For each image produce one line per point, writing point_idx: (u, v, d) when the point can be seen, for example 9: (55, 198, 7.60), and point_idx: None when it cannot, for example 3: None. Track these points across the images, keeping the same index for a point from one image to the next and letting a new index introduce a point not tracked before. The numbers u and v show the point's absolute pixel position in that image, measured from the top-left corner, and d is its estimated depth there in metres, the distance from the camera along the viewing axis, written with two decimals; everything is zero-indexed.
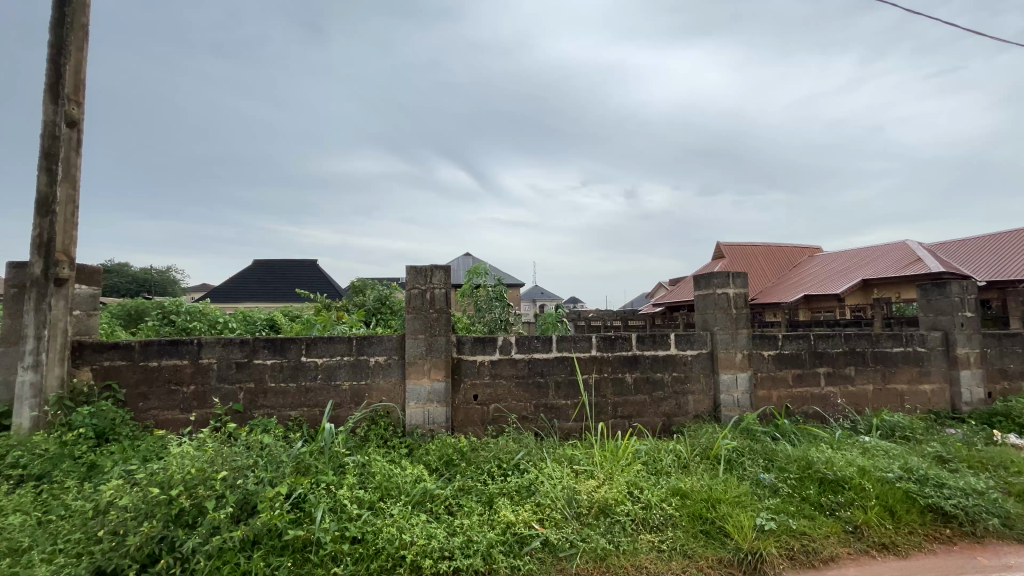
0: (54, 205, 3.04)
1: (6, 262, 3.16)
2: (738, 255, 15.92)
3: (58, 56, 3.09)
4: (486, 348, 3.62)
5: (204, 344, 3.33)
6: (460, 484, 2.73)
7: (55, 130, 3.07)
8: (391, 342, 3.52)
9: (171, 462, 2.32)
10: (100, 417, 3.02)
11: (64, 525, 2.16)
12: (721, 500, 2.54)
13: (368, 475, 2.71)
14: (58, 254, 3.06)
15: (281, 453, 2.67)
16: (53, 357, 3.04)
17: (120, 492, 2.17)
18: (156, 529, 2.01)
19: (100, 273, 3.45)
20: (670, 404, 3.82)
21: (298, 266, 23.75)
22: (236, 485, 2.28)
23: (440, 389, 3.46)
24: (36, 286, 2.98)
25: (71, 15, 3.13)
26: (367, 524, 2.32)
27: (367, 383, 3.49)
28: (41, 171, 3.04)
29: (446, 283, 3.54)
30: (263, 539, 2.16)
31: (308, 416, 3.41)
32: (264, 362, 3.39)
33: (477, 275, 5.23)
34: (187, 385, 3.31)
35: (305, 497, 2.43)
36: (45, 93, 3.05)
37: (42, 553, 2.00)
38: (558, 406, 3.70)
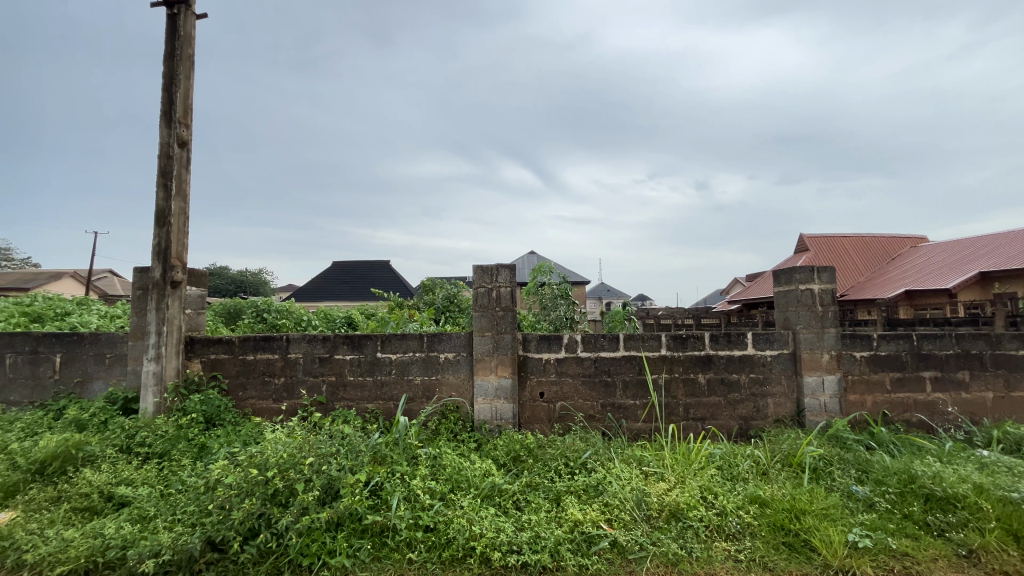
0: (170, 217, 3.45)
1: (133, 268, 3.64)
2: (825, 247, 14.65)
3: (171, 86, 3.49)
4: (551, 346, 3.63)
5: (292, 340, 3.63)
6: (527, 481, 2.77)
7: (170, 151, 3.48)
8: (459, 339, 3.63)
9: (267, 447, 2.55)
10: (208, 403, 3.40)
11: (180, 498, 2.45)
12: (806, 512, 2.37)
13: (439, 467, 2.82)
14: (174, 259, 3.47)
15: (360, 442, 2.85)
16: (171, 350, 3.46)
17: (225, 471, 2.43)
18: (256, 507, 2.23)
19: (206, 276, 3.87)
20: (747, 407, 3.61)
21: (372, 267, 25.11)
22: (322, 470, 2.46)
23: (507, 385, 3.53)
24: (157, 288, 3.40)
25: (180, 47, 3.52)
26: (439, 514, 2.41)
27: (438, 378, 3.63)
28: (160, 188, 3.46)
29: (511, 282, 3.59)
30: (346, 521, 2.32)
31: (383, 409, 3.61)
32: (344, 357, 3.63)
33: (542, 273, 5.23)
34: (278, 377, 3.63)
35: (382, 484, 2.57)
36: (161, 119, 3.47)
37: (164, 522, 2.29)
38: (626, 406, 3.63)
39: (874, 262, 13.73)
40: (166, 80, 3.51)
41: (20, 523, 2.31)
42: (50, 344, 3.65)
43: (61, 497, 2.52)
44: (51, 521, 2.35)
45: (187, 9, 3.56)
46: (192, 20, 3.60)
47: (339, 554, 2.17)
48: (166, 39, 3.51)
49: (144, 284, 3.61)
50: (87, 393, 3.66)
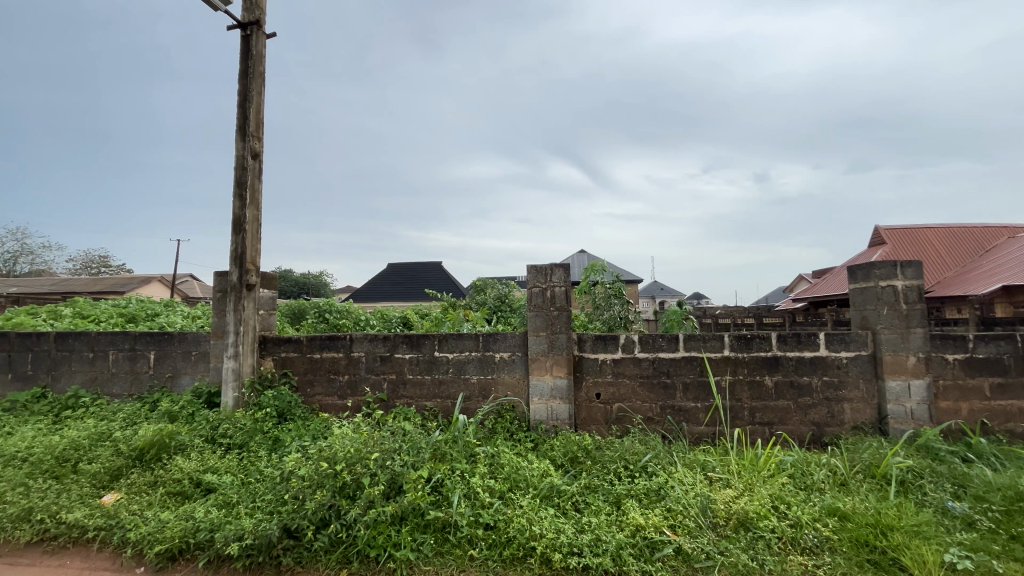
0: (245, 224, 3.70)
1: (214, 272, 3.94)
2: (904, 240, 13.48)
3: (245, 103, 3.75)
4: (607, 346, 3.57)
5: (355, 339, 3.79)
6: (586, 483, 2.73)
7: (245, 163, 3.73)
8: (514, 339, 3.64)
9: (335, 442, 2.68)
10: (280, 399, 3.62)
11: (259, 487, 2.62)
12: (893, 528, 2.18)
13: (498, 465, 2.85)
14: (249, 264, 3.72)
15: (421, 440, 2.92)
16: (247, 348, 3.71)
17: (298, 463, 2.58)
18: (327, 498, 2.35)
19: (276, 279, 4.11)
20: (821, 412, 3.38)
21: (424, 267, 25.83)
22: (386, 465, 2.55)
23: (562, 386, 3.51)
24: (234, 291, 3.66)
25: (252, 66, 3.77)
26: (499, 513, 2.43)
27: (494, 377, 3.66)
28: (236, 198, 3.72)
29: (566, 281, 3.56)
30: (409, 516, 2.38)
31: (441, 407, 3.69)
32: (403, 356, 3.75)
33: (595, 272, 5.12)
34: (342, 375, 3.80)
35: (442, 481, 2.62)
36: (237, 134, 3.73)
37: (245, 508, 2.45)
38: (687, 409, 3.50)
39: (965, 255, 12.46)
40: (240, 97, 3.77)
41: (124, 504, 2.56)
42: (145, 342, 4.02)
43: (157, 481, 2.77)
44: (149, 503, 2.58)
45: (259, 30, 3.80)
46: (263, 40, 3.83)
47: (404, 547, 2.24)
48: (241, 59, 3.77)
49: (223, 287, 3.90)
50: (176, 387, 4.00)
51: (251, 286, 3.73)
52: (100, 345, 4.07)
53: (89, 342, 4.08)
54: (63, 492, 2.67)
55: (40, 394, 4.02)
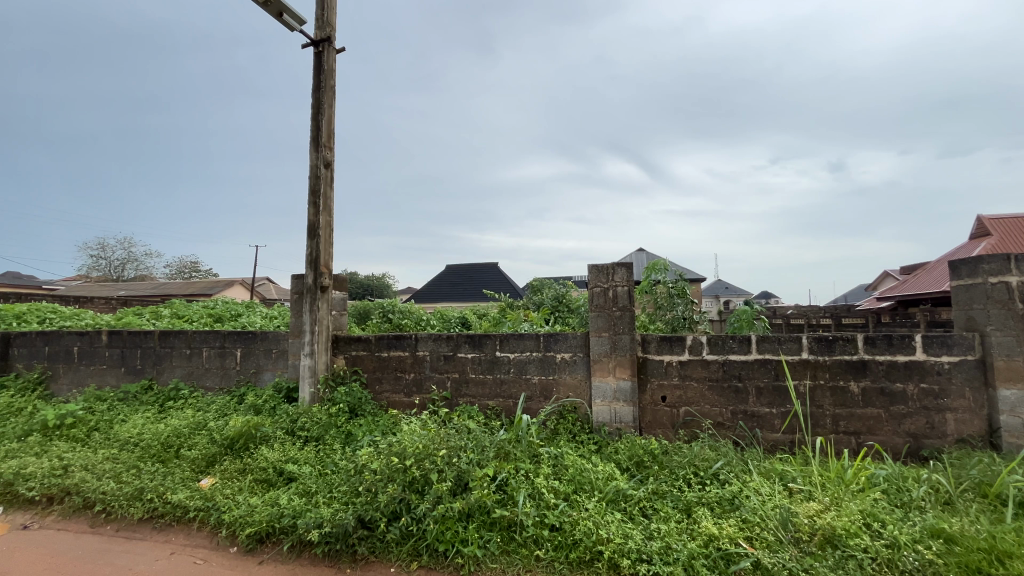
0: (319, 230, 3.93)
1: (292, 275, 4.22)
2: (1013, 231, 11.98)
3: (318, 115, 3.98)
4: (673, 348, 3.44)
5: (420, 339, 3.91)
6: (654, 488, 2.65)
7: (318, 172, 3.96)
8: (576, 340, 3.61)
9: (404, 438, 2.78)
10: (352, 395, 3.81)
11: (335, 478, 2.77)
12: (1012, 556, 1.94)
13: (562, 466, 2.84)
14: (323, 267, 3.94)
15: (486, 438, 2.97)
16: (321, 347, 3.93)
17: (371, 457, 2.70)
18: (398, 492, 2.44)
19: (346, 282, 4.33)
20: (917, 422, 3.07)
21: (481, 268, 26.25)
22: (453, 462, 2.61)
23: (626, 388, 3.43)
24: (310, 292, 3.89)
25: (324, 80, 3.99)
26: (565, 515, 2.41)
27: (555, 378, 3.65)
28: (311, 205, 3.96)
29: (629, 280, 3.47)
30: (475, 513, 2.42)
31: (503, 406, 3.72)
32: (466, 356, 3.82)
33: (656, 271, 4.94)
34: (408, 373, 3.93)
35: (507, 480, 2.64)
36: (311, 145, 3.97)
37: (323, 498, 2.60)
38: (761, 414, 3.30)
39: None
40: (314, 109, 4.00)
41: (219, 488, 2.79)
42: (233, 340, 4.37)
43: (246, 469, 3.00)
44: (240, 489, 2.80)
45: (330, 46, 4.02)
46: (333, 54, 4.05)
47: (471, 544, 2.27)
48: (314, 74, 4.00)
49: (300, 289, 4.16)
50: (260, 382, 4.32)
51: (324, 287, 3.96)
52: (196, 342, 4.47)
53: (186, 340, 4.49)
54: (168, 475, 2.97)
55: (147, 385, 4.49)
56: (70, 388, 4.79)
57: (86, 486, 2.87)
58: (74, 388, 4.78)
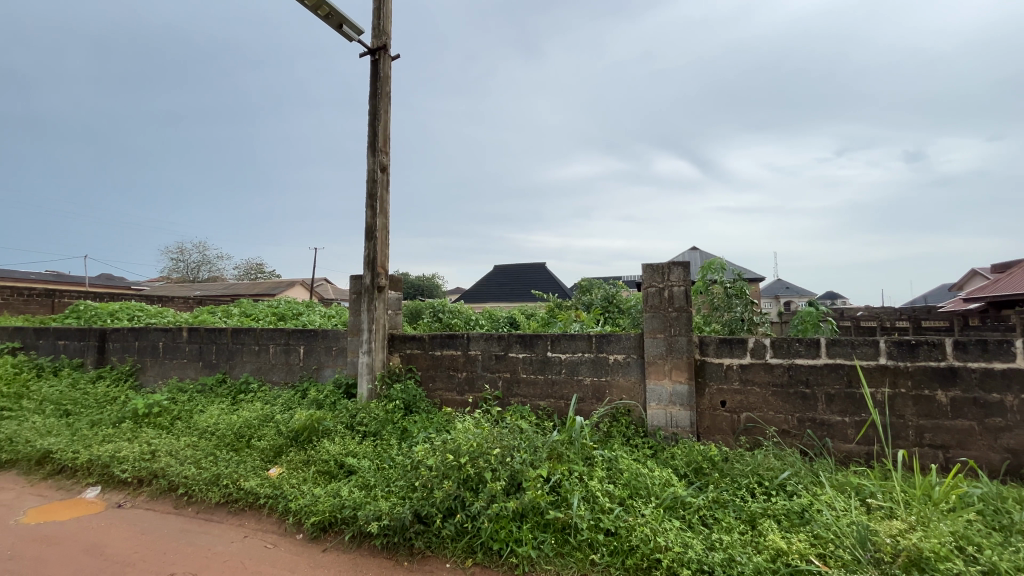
0: (376, 232, 4.06)
1: (351, 276, 4.39)
2: None
3: (374, 121, 4.12)
4: (733, 350, 3.29)
5: (472, 338, 3.96)
6: (714, 497, 2.54)
7: (375, 176, 4.09)
8: (630, 341, 3.52)
9: (458, 436, 2.83)
10: (407, 392, 3.92)
11: (392, 472, 2.85)
12: None
13: (616, 470, 2.78)
14: (379, 267, 4.08)
15: (539, 439, 2.96)
16: (378, 345, 4.07)
17: (426, 454, 2.76)
18: (453, 489, 2.48)
19: (401, 282, 4.46)
20: (1018, 437, 2.76)
21: (528, 268, 26.30)
22: (506, 462, 2.62)
23: (682, 391, 3.32)
24: (368, 292, 4.04)
25: (380, 87, 4.13)
26: (620, 520, 2.35)
27: (608, 380, 3.58)
28: (368, 208, 4.11)
29: (685, 280, 3.35)
30: (530, 514, 2.41)
31: (555, 407, 3.69)
32: (517, 355, 3.83)
33: (713, 270, 4.72)
34: (461, 372, 3.99)
35: (561, 482, 2.62)
36: (368, 150, 4.12)
37: (381, 491, 2.68)
38: (832, 423, 3.09)
39: None
40: (371, 116, 4.14)
41: (285, 478, 2.95)
42: (297, 337, 4.61)
43: (310, 460, 3.15)
44: (304, 479, 2.95)
45: (386, 53, 4.15)
46: (389, 62, 4.18)
47: (525, 544, 2.27)
48: (371, 82, 4.15)
49: (358, 289, 4.33)
50: (321, 377, 4.53)
51: (381, 287, 4.09)
52: (263, 339, 4.75)
53: (255, 336, 4.79)
54: (241, 463, 3.18)
55: (221, 378, 4.82)
56: (155, 380, 5.24)
57: (170, 470, 3.12)
58: (159, 380, 5.21)
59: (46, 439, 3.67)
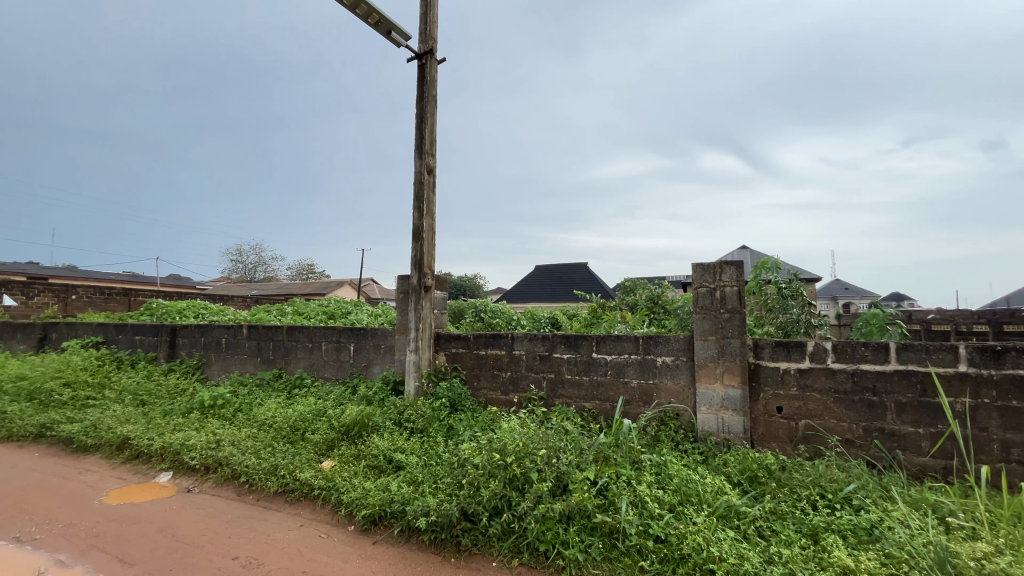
0: (423, 233, 4.15)
1: (399, 276, 4.51)
2: None
3: (421, 124, 4.21)
4: (791, 354, 3.12)
5: (516, 338, 3.97)
6: (772, 508, 2.42)
7: (422, 178, 4.18)
8: (679, 343, 3.42)
9: (505, 435, 2.84)
10: (453, 390, 3.98)
11: (439, 469, 2.89)
12: None
13: (665, 476, 2.71)
14: (426, 268, 4.16)
15: (585, 441, 2.93)
16: (425, 343, 4.15)
17: (473, 452, 2.79)
18: (500, 488, 2.49)
19: (446, 281, 4.53)
20: None
21: (569, 269, 26.10)
22: (553, 463, 2.61)
23: (735, 396, 3.18)
24: (416, 292, 4.13)
25: (427, 90, 4.21)
26: (671, 527, 2.28)
27: (656, 382, 3.49)
28: (415, 210, 4.20)
29: (738, 280, 3.22)
30: (576, 516, 2.38)
31: (601, 409, 3.64)
32: (562, 356, 3.80)
33: (766, 270, 4.49)
34: (505, 371, 4.01)
35: (608, 485, 2.57)
36: (416, 153, 4.21)
37: (429, 487, 2.73)
38: (903, 434, 2.87)
39: None
40: (418, 119, 4.23)
41: (338, 471, 3.07)
42: (347, 335, 4.78)
43: (361, 454, 3.25)
44: (355, 473, 3.05)
45: (432, 57, 4.23)
46: (435, 65, 4.26)
47: (573, 547, 2.24)
48: (418, 86, 4.24)
49: (406, 289, 4.43)
50: (370, 374, 4.67)
51: (427, 287, 4.17)
52: (316, 336, 4.95)
53: (309, 334, 5.00)
54: (296, 455, 3.32)
55: (278, 373, 5.07)
56: (219, 373, 5.57)
57: (233, 460, 3.31)
58: (222, 374, 5.55)
59: (125, 427, 3.98)
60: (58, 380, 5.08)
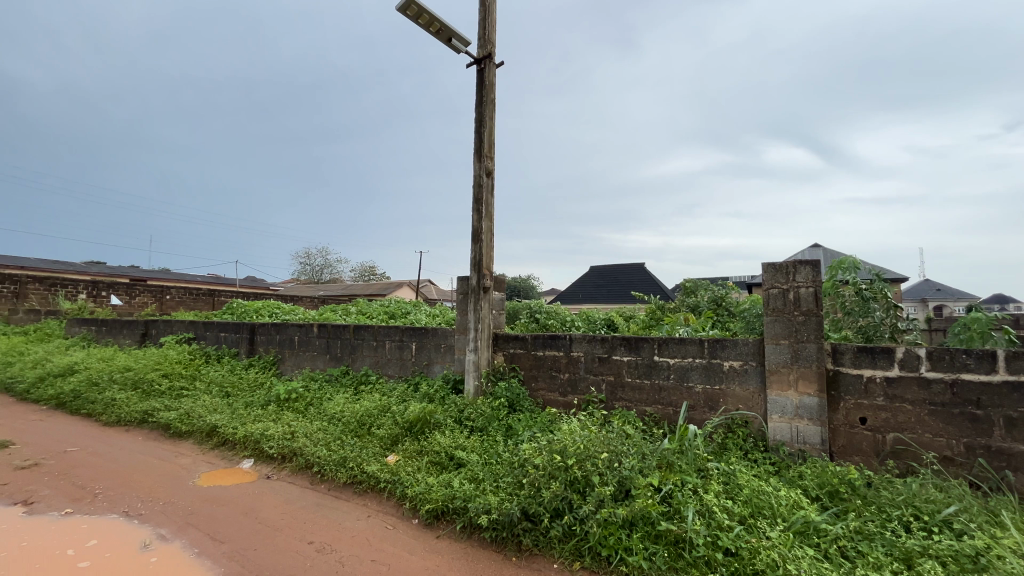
0: (482, 235, 4.21)
1: (459, 277, 4.61)
2: None
3: (480, 128, 4.28)
4: (877, 361, 2.87)
5: (574, 339, 3.93)
6: (856, 527, 2.24)
7: (480, 181, 4.25)
8: (748, 346, 3.25)
9: (565, 436, 2.84)
10: (511, 390, 4.01)
11: (499, 468, 2.93)
12: None
13: (735, 486, 2.58)
14: (485, 269, 4.23)
15: (647, 446, 2.86)
16: (484, 343, 4.22)
17: (533, 452, 2.80)
18: (561, 490, 2.48)
19: (504, 283, 4.57)
20: None
21: (625, 269, 25.55)
22: (615, 467, 2.57)
23: (811, 404, 2.98)
24: (475, 292, 4.21)
25: (485, 94, 4.28)
26: (742, 540, 2.16)
27: (722, 388, 3.34)
28: (474, 212, 4.27)
29: (814, 280, 3.01)
30: (640, 523, 2.32)
31: (663, 414, 3.53)
32: (621, 358, 3.72)
33: (844, 270, 4.16)
34: (564, 373, 3.98)
35: (673, 493, 2.49)
36: (475, 156, 4.29)
37: (490, 485, 2.77)
38: (1014, 453, 2.57)
39: None
40: (477, 123, 4.31)
41: (402, 465, 3.18)
42: (409, 334, 4.95)
43: (423, 450, 3.35)
44: (418, 468, 3.15)
45: (490, 61, 4.29)
46: (493, 69, 4.32)
47: (636, 554, 2.19)
48: (477, 91, 4.32)
49: (465, 289, 4.53)
50: (431, 373, 4.81)
51: (486, 288, 4.23)
52: (380, 335, 5.16)
53: (373, 333, 5.23)
54: (364, 448, 3.49)
55: (345, 370, 5.34)
56: (292, 369, 5.95)
57: (306, 450, 3.53)
58: (295, 369, 5.92)
59: (213, 416, 4.36)
60: (157, 371, 5.65)
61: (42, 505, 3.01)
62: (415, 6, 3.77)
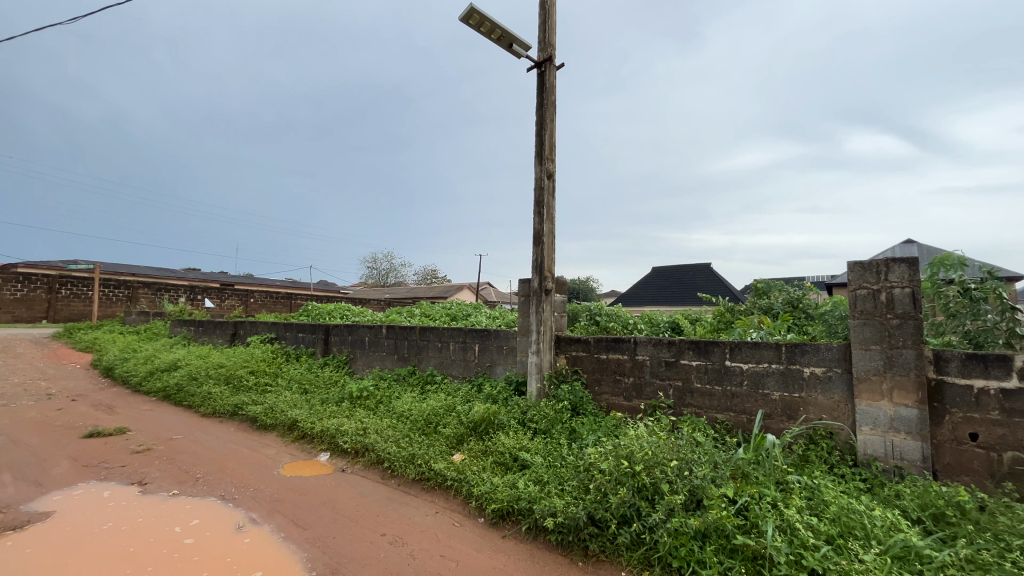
0: (543, 237, 4.22)
1: (520, 280, 4.64)
2: None
3: (541, 130, 4.30)
4: (989, 370, 2.56)
5: (639, 343, 3.83)
6: (967, 555, 2.00)
7: (542, 183, 4.26)
8: (832, 352, 3.01)
9: (632, 441, 2.77)
10: (574, 393, 3.98)
11: (564, 471, 2.91)
12: None
13: (820, 502, 2.40)
14: (547, 271, 4.23)
15: (720, 455, 2.73)
16: (546, 345, 4.22)
17: (599, 456, 2.76)
18: (629, 496, 2.43)
19: (565, 285, 4.55)
20: None
21: (689, 270, 24.56)
22: (686, 475, 2.48)
23: (908, 416, 2.71)
24: (536, 295, 4.23)
25: (546, 96, 4.29)
26: (830, 561, 2.00)
27: (803, 396, 3.11)
28: (536, 215, 4.29)
29: (910, 280, 2.74)
30: (713, 535, 2.22)
31: (735, 422, 3.35)
32: (690, 363, 3.58)
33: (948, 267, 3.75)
34: (628, 377, 3.89)
35: (749, 505, 2.35)
36: (536, 159, 4.30)
37: (556, 488, 2.76)
38: None
39: None
40: (538, 126, 4.33)
41: (468, 464, 3.25)
42: (472, 336, 5.06)
43: (488, 450, 3.41)
44: (484, 467, 3.21)
45: (551, 64, 4.30)
46: (554, 71, 4.32)
47: (709, 567, 2.09)
48: (539, 93, 4.34)
49: (526, 292, 4.56)
50: (493, 374, 4.88)
51: (547, 291, 4.23)
52: (445, 337, 5.31)
53: (438, 334, 5.39)
54: (431, 446, 3.60)
55: (412, 370, 5.54)
56: (362, 368, 6.27)
57: (378, 446, 3.70)
58: (365, 368, 6.23)
59: (294, 411, 4.69)
60: (246, 368, 6.16)
61: (154, 486, 3.39)
62: (478, 15, 3.87)
